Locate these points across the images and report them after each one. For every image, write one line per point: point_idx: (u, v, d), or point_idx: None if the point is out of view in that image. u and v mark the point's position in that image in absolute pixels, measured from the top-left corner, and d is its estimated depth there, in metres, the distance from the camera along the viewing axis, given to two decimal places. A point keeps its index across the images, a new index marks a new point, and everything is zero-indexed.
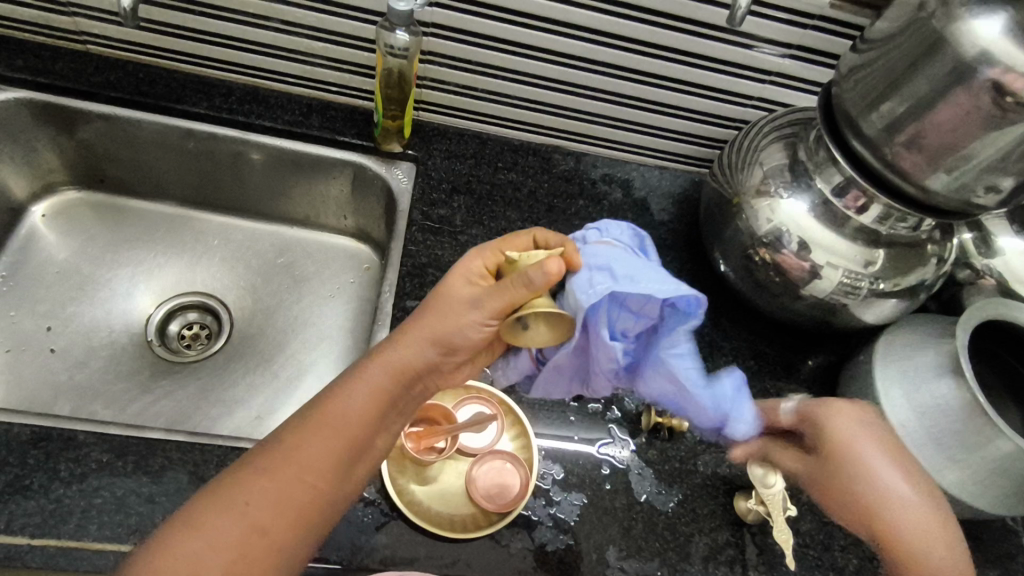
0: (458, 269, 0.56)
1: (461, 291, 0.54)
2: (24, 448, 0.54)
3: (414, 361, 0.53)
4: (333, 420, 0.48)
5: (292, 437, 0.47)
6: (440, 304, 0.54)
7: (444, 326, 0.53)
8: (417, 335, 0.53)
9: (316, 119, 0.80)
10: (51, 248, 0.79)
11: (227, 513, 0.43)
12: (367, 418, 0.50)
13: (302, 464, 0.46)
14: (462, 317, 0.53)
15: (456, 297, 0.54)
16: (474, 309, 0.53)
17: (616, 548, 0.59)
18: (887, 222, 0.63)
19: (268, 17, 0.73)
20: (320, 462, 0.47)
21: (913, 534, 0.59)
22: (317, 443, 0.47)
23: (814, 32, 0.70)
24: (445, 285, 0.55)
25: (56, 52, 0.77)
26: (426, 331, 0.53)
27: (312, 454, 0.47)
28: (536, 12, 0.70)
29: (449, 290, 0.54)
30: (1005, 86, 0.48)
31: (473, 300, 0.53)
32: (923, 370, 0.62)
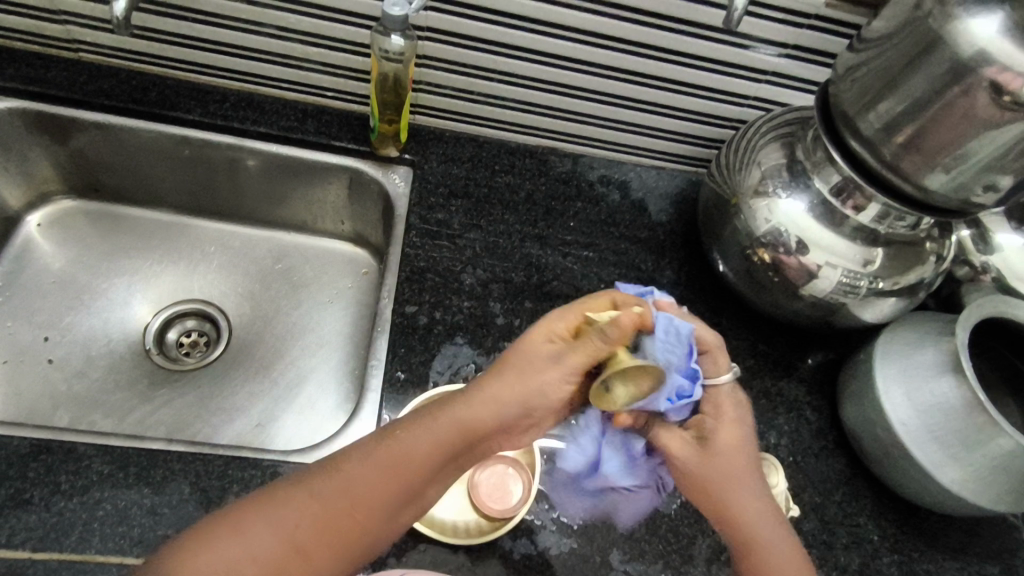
0: (540, 324, 0.53)
1: (539, 350, 0.51)
2: (23, 461, 0.54)
3: (484, 418, 0.50)
4: (391, 457, 0.48)
5: (348, 464, 0.47)
6: (518, 360, 0.52)
7: (523, 386, 0.51)
8: (492, 390, 0.50)
9: (311, 124, 0.80)
10: (47, 257, 0.79)
11: (269, 525, 0.44)
12: (427, 464, 0.49)
13: (353, 495, 0.46)
14: (542, 376, 0.51)
15: (535, 357, 0.51)
16: (555, 370, 0.51)
17: (619, 551, 0.59)
18: (886, 220, 0.63)
19: (262, 23, 0.73)
20: (371, 496, 0.47)
21: (753, 519, 0.53)
22: (372, 478, 0.47)
23: (810, 31, 0.70)
24: (524, 342, 0.52)
25: (48, 60, 0.77)
26: (502, 387, 0.50)
27: (362, 485, 0.47)
28: (531, 15, 0.69)
29: (528, 347, 0.52)
30: (1003, 86, 0.48)
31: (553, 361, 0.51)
32: (923, 369, 0.62)
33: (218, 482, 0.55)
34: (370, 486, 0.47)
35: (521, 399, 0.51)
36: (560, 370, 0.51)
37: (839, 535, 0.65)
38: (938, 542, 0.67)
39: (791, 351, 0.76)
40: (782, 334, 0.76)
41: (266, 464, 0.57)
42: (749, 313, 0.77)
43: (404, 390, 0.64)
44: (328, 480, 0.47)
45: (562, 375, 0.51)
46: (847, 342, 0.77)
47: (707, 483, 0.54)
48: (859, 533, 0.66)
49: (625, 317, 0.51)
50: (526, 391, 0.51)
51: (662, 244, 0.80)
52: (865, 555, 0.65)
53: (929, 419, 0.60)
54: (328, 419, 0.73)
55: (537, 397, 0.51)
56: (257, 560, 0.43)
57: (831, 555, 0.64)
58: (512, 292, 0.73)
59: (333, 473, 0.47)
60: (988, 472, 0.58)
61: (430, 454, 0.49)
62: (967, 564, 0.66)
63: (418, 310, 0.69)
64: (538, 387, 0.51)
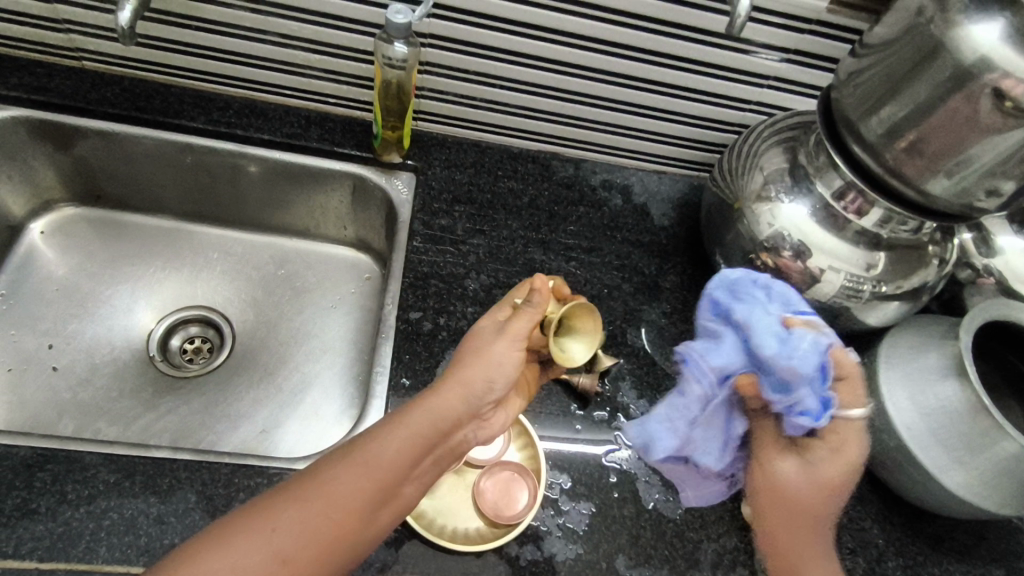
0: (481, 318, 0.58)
1: (489, 329, 0.56)
2: (30, 470, 0.54)
3: (448, 400, 0.52)
4: (364, 462, 0.47)
5: (322, 472, 0.47)
6: (469, 344, 0.56)
7: (477, 365, 0.54)
8: (449, 374, 0.54)
9: (314, 131, 0.80)
10: (50, 265, 0.79)
11: (253, 538, 0.43)
12: (400, 458, 0.49)
13: (330, 504, 0.45)
14: (491, 349, 0.55)
15: (487, 335, 0.56)
16: (502, 340, 0.55)
17: (625, 557, 0.59)
18: (888, 225, 0.63)
19: (264, 31, 0.73)
20: (348, 501, 0.46)
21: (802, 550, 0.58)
22: (348, 477, 0.47)
23: (811, 36, 0.70)
24: (478, 327, 0.57)
25: (51, 69, 0.77)
26: (460, 368, 0.54)
27: (338, 490, 0.46)
28: (533, 21, 0.70)
29: (475, 333, 0.57)
30: (1005, 92, 0.48)
31: (500, 333, 0.55)
32: (928, 373, 0.62)
33: (224, 490, 0.55)
34: (347, 491, 0.46)
35: (479, 376, 0.54)
36: (506, 340, 0.55)
37: (844, 539, 0.65)
38: (943, 545, 0.67)
39: None
40: None
41: (272, 471, 0.57)
42: None
43: (409, 396, 0.64)
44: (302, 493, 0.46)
45: (510, 343, 0.55)
46: (850, 345, 0.77)
47: (783, 515, 0.58)
48: (865, 537, 0.66)
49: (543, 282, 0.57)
50: (482, 367, 0.54)
51: (665, 249, 0.80)
52: (870, 559, 0.65)
53: (933, 422, 0.60)
54: (332, 425, 0.73)
55: (495, 369, 0.54)
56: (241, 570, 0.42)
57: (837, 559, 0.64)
58: None
59: (308, 483, 0.46)
60: (993, 476, 0.58)
61: (400, 453, 0.49)
62: (972, 567, 0.66)
63: (422, 316, 0.69)
64: (491, 360, 0.54)
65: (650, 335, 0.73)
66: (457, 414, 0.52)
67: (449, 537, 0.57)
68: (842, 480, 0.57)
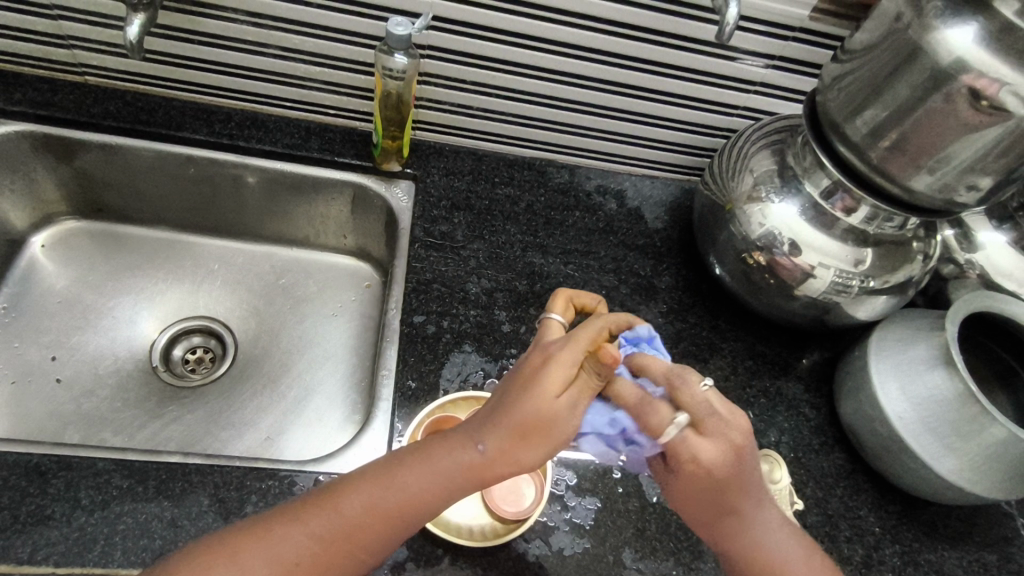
0: (547, 364, 0.49)
1: (554, 391, 0.48)
2: (44, 477, 0.54)
3: (492, 465, 0.48)
4: (392, 496, 0.48)
5: (345, 495, 0.48)
6: (527, 406, 0.48)
7: (539, 434, 0.48)
8: (501, 434, 0.48)
9: (315, 141, 0.82)
10: (50, 278, 0.80)
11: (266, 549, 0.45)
12: (423, 502, 0.48)
13: (344, 529, 0.47)
14: (556, 419, 0.48)
15: (552, 400, 0.48)
16: (570, 413, 0.49)
17: (632, 550, 0.61)
18: (875, 221, 0.66)
19: (266, 44, 0.74)
20: (360, 532, 0.47)
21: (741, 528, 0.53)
22: (366, 508, 0.47)
23: (795, 43, 0.73)
24: (539, 378, 0.48)
25: (55, 84, 0.78)
26: (513, 432, 0.48)
27: (357, 516, 0.47)
28: (527, 32, 0.72)
29: (541, 392, 0.48)
30: (981, 92, 0.51)
31: (570, 403, 0.49)
32: (916, 363, 0.64)
33: (236, 493, 0.56)
34: (365, 520, 0.47)
35: (541, 447, 0.48)
36: (569, 417, 0.49)
37: (842, 528, 0.67)
38: (936, 532, 0.69)
39: (788, 351, 0.78)
40: (777, 335, 0.79)
41: (283, 474, 0.58)
42: (746, 316, 0.79)
43: (415, 399, 0.65)
44: (323, 512, 0.47)
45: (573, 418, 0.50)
46: (839, 340, 0.80)
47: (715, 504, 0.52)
48: (861, 525, 0.68)
49: (609, 355, 0.49)
50: (541, 440, 0.48)
51: (659, 251, 0.83)
52: (868, 547, 0.67)
53: (923, 411, 0.63)
54: (336, 431, 0.73)
55: (555, 445, 0.49)
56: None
57: (836, 548, 0.66)
58: (517, 300, 0.75)
59: (335, 504, 0.47)
60: (981, 460, 0.60)
61: (430, 491, 0.48)
62: (965, 552, 0.68)
63: (426, 320, 0.71)
64: (552, 433, 0.48)
65: None
66: (500, 476, 0.49)
67: (459, 533, 0.58)
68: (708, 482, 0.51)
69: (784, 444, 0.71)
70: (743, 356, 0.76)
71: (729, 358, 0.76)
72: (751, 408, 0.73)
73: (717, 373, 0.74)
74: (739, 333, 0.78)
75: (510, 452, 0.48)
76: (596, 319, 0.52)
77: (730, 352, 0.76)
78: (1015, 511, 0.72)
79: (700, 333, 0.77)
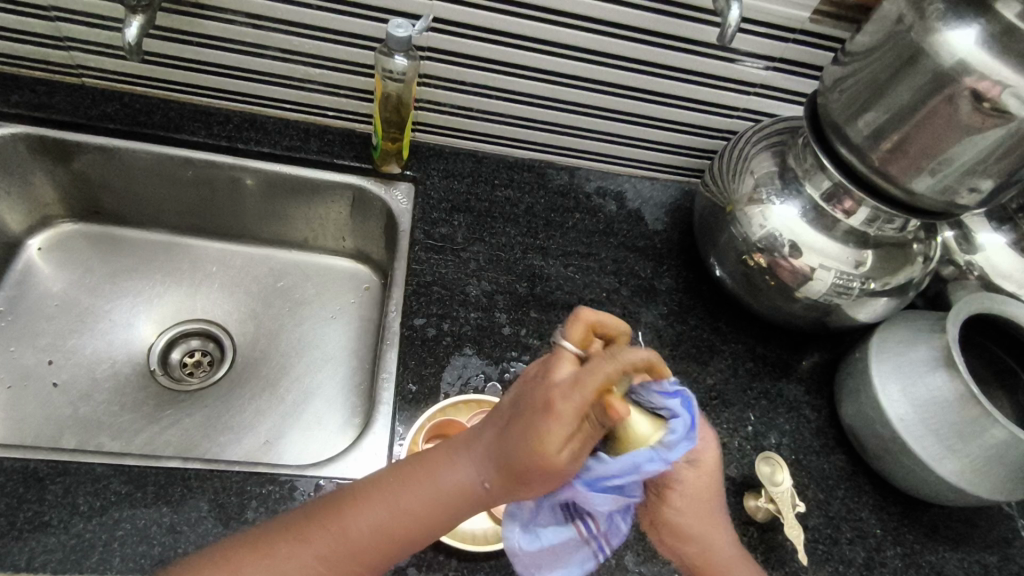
0: (551, 410, 0.43)
1: (558, 439, 0.43)
2: (42, 483, 0.54)
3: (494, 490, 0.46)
4: (394, 516, 0.46)
5: (349, 510, 0.47)
6: (528, 450, 0.43)
7: (540, 477, 0.44)
8: (503, 467, 0.45)
9: (314, 143, 0.81)
10: (47, 281, 0.79)
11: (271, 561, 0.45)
12: (425, 523, 0.47)
13: (353, 548, 0.46)
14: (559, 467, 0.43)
15: (555, 448, 0.43)
16: (574, 460, 0.44)
17: (633, 553, 0.60)
18: (874, 223, 0.66)
19: (265, 46, 0.74)
20: (364, 549, 0.46)
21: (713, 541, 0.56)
22: (367, 526, 0.46)
23: (795, 45, 0.73)
24: (543, 422, 0.43)
25: (51, 86, 0.77)
26: (514, 469, 0.45)
27: (359, 533, 0.46)
28: (527, 34, 0.72)
29: (543, 439, 0.43)
30: (982, 94, 0.51)
31: (574, 452, 0.43)
32: (918, 365, 0.64)
33: (236, 498, 0.56)
34: (372, 541, 0.46)
35: (542, 484, 0.45)
36: (567, 470, 0.44)
37: (843, 531, 0.67)
38: (938, 533, 0.69)
39: (788, 352, 0.78)
40: (778, 336, 0.79)
41: (283, 479, 0.57)
42: (746, 317, 0.79)
43: (415, 402, 0.65)
44: (332, 529, 0.46)
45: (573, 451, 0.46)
46: (839, 342, 0.80)
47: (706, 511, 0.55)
48: (863, 528, 0.68)
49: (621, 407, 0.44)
50: (542, 481, 0.44)
51: (659, 252, 0.83)
52: (869, 549, 0.66)
53: (924, 413, 0.63)
54: (336, 434, 0.73)
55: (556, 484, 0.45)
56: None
57: (837, 550, 0.66)
58: (517, 302, 0.74)
59: (337, 520, 0.46)
60: (982, 462, 0.60)
61: (432, 514, 0.47)
62: (966, 554, 0.68)
63: (426, 323, 0.70)
64: (555, 476, 0.44)
65: (648, 337, 0.75)
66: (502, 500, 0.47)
67: (460, 536, 0.58)
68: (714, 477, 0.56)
69: (785, 446, 0.71)
70: (744, 358, 0.76)
71: (730, 360, 0.76)
72: (752, 411, 0.73)
73: (717, 375, 0.74)
74: (739, 335, 0.78)
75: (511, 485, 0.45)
76: (608, 361, 0.44)
77: (731, 354, 0.76)
78: (1016, 513, 0.72)
79: (700, 334, 0.77)
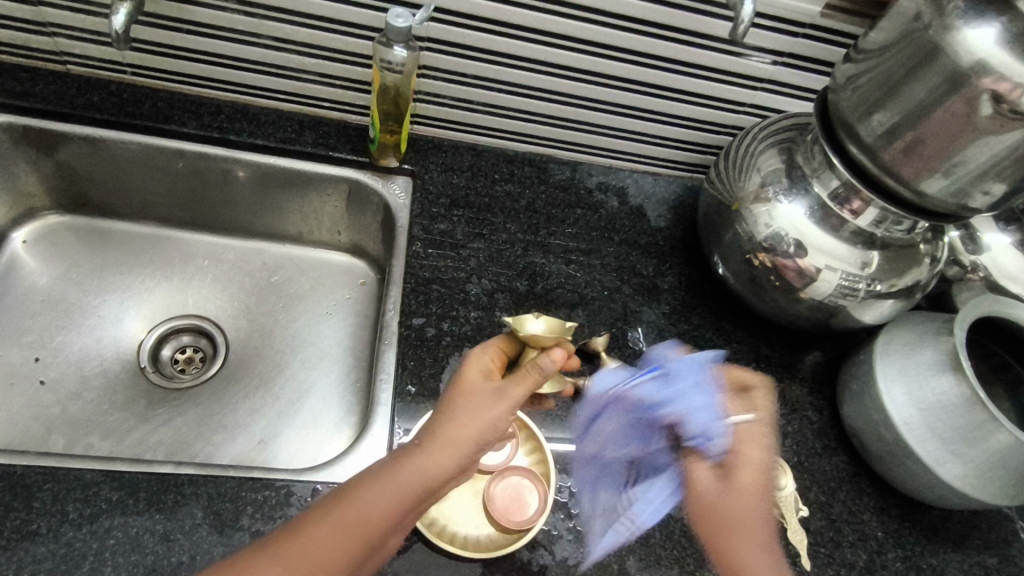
0: (466, 371, 0.56)
1: (478, 385, 0.54)
2: (29, 491, 0.52)
3: (460, 435, 0.52)
4: (396, 476, 0.49)
5: (361, 481, 0.49)
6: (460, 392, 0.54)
7: (472, 410, 0.53)
8: (453, 416, 0.52)
9: (309, 135, 0.79)
10: (31, 275, 0.77)
11: (297, 542, 0.46)
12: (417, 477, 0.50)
13: (376, 516, 0.48)
14: (483, 402, 0.53)
15: (475, 391, 0.54)
16: (499, 400, 0.53)
17: (636, 558, 0.60)
18: (882, 224, 0.64)
19: (258, 34, 0.71)
20: (377, 508, 0.48)
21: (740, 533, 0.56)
22: (377, 492, 0.48)
23: (805, 40, 0.72)
24: (463, 378, 0.55)
25: (34, 73, 0.75)
26: (466, 412, 0.53)
27: (375, 498, 0.48)
28: (530, 24, 0.69)
29: (469, 387, 0.54)
30: (1001, 96, 0.49)
31: (494, 394, 0.54)
32: (923, 368, 0.64)
33: (230, 504, 0.54)
34: (387, 521, 0.48)
35: (477, 423, 0.52)
36: (492, 403, 0.53)
37: (845, 534, 0.67)
38: (938, 536, 0.69)
39: (791, 352, 0.77)
40: (780, 337, 0.78)
41: (279, 484, 0.56)
42: (750, 316, 0.78)
43: (416, 403, 0.64)
44: (352, 500, 0.48)
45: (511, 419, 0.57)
46: (842, 342, 0.79)
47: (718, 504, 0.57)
48: (863, 531, 0.67)
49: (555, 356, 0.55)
50: (478, 416, 0.52)
51: (662, 249, 0.81)
52: (870, 552, 0.66)
53: (930, 417, 0.62)
54: (332, 435, 0.71)
55: (488, 428, 0.53)
56: (306, 547, 0.46)
57: (839, 553, 0.66)
58: (517, 300, 0.73)
59: (351, 497, 0.48)
60: (988, 467, 0.60)
61: (420, 471, 0.50)
62: (965, 556, 0.68)
63: (425, 322, 0.69)
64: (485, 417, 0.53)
65: (650, 336, 0.74)
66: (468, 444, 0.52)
67: (459, 543, 0.57)
68: (741, 477, 0.57)
69: (787, 447, 0.71)
70: (746, 358, 0.75)
71: (731, 360, 0.75)
72: None
73: None
74: (742, 334, 0.77)
75: (463, 418, 0.52)
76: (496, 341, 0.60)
77: (734, 355, 0.75)
78: (1015, 514, 0.72)
79: (703, 334, 0.75)
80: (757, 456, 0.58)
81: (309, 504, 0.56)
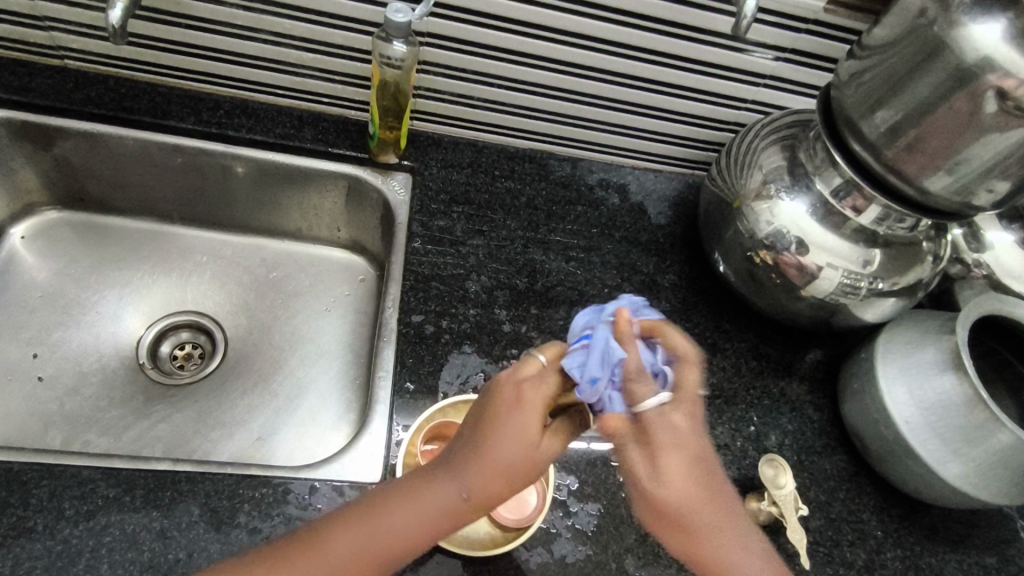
0: (517, 405, 0.48)
1: (528, 428, 0.48)
2: (26, 488, 0.52)
3: (499, 483, 0.48)
4: (428, 505, 0.48)
5: (389, 502, 0.48)
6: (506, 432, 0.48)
7: (519, 457, 0.47)
8: (495, 462, 0.47)
9: (308, 131, 0.79)
10: (29, 271, 0.76)
11: (323, 555, 0.46)
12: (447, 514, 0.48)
13: (398, 546, 0.47)
14: (531, 449, 0.48)
15: (524, 435, 0.48)
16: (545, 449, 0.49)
17: (635, 557, 0.59)
18: (885, 222, 0.64)
19: (257, 29, 0.71)
20: (403, 535, 0.47)
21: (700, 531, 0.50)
22: (406, 519, 0.47)
23: (808, 36, 0.71)
24: (512, 416, 0.48)
25: (32, 68, 0.74)
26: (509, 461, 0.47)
27: (403, 524, 0.47)
28: (531, 20, 0.69)
29: (518, 428, 0.48)
30: (1006, 92, 0.49)
31: (542, 442, 0.48)
32: (925, 367, 0.63)
33: (227, 501, 0.54)
34: (412, 548, 0.48)
35: (520, 475, 0.48)
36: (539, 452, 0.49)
37: (844, 533, 0.66)
38: (938, 535, 0.68)
39: (792, 351, 0.77)
40: (781, 335, 0.77)
41: (276, 481, 0.56)
42: (751, 315, 0.78)
43: (414, 400, 0.63)
44: (376, 527, 0.47)
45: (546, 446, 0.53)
46: (844, 341, 0.78)
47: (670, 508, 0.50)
48: (863, 530, 0.67)
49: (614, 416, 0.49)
50: (522, 465, 0.48)
51: (662, 247, 0.81)
52: (870, 551, 0.66)
53: (931, 416, 0.62)
54: (330, 432, 0.71)
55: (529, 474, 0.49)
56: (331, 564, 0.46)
57: (838, 552, 0.65)
58: (517, 298, 0.72)
59: (379, 515, 0.48)
60: (989, 466, 0.59)
61: (450, 509, 0.48)
62: (965, 555, 0.68)
63: (424, 319, 0.69)
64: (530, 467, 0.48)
65: None
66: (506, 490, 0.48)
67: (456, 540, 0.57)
68: (686, 480, 0.49)
69: (787, 446, 0.70)
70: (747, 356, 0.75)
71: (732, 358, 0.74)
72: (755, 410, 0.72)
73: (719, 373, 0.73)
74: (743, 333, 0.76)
75: (505, 467, 0.47)
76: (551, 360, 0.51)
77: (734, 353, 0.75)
78: (1016, 514, 0.72)
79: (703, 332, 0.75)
80: (688, 441, 0.50)
81: (307, 501, 0.55)
